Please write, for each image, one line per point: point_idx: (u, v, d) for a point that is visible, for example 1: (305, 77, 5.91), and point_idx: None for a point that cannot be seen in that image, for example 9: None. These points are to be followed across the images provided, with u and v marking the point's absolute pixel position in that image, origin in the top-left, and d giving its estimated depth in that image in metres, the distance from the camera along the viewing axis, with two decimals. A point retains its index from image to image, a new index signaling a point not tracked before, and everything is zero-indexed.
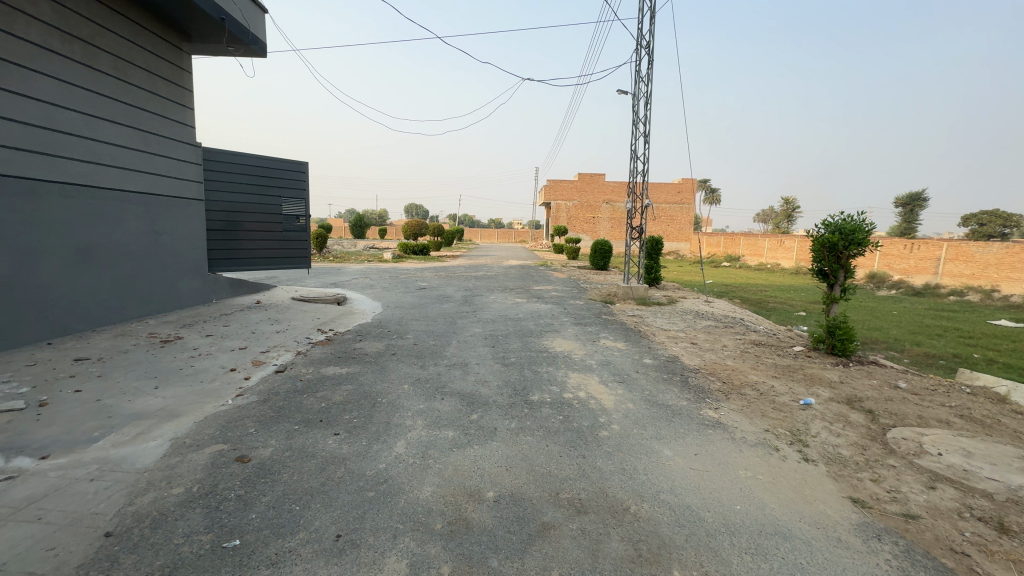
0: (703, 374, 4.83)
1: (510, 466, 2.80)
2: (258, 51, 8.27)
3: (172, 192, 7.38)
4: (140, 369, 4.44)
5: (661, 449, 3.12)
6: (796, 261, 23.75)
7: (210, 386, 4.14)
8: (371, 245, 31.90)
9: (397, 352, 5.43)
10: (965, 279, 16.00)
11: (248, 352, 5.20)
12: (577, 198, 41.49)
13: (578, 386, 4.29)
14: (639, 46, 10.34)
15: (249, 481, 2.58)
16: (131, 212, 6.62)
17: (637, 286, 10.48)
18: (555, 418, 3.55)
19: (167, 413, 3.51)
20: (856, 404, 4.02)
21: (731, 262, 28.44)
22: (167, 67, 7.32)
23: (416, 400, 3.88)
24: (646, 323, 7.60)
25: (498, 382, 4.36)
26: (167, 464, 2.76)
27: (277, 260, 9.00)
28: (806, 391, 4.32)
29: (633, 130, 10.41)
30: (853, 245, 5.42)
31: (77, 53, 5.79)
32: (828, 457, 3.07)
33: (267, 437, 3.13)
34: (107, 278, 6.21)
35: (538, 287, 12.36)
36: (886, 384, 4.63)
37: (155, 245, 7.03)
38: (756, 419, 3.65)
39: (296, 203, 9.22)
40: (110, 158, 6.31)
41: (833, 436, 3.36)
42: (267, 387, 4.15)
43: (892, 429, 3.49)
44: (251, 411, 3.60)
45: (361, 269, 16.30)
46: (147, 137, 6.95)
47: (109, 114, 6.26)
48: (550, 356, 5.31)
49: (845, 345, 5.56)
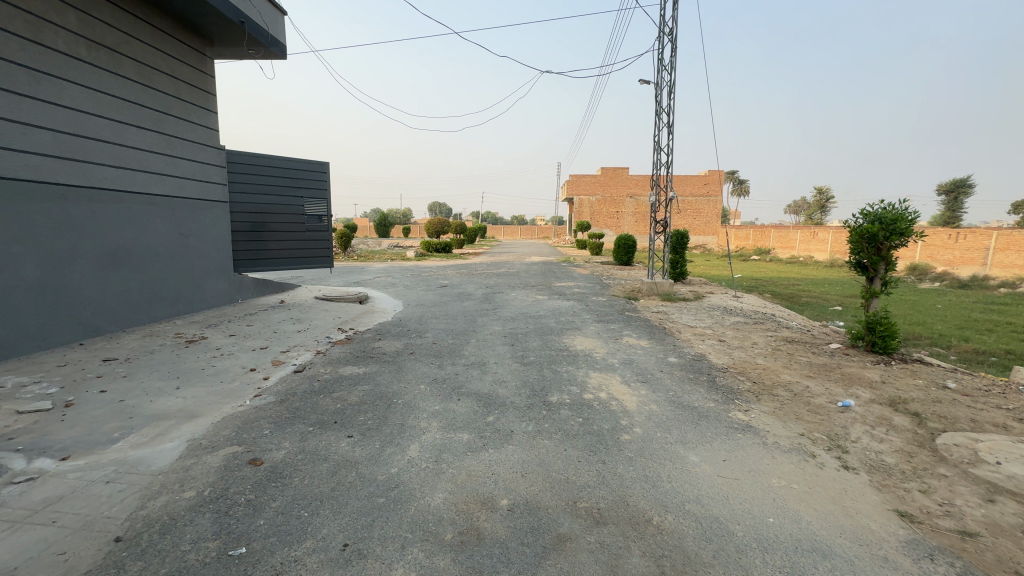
0: (731, 373, 4.60)
1: (526, 472, 2.69)
2: (278, 53, 8.34)
3: (198, 194, 7.53)
4: (164, 369, 4.51)
5: (686, 454, 2.95)
6: (830, 253, 22.80)
7: (230, 386, 4.15)
8: (395, 244, 32.22)
9: (415, 351, 5.37)
10: (1018, 270, 15.05)
11: (269, 352, 5.23)
12: (600, 193, 40.98)
13: (599, 386, 4.14)
14: (661, 33, 10.02)
15: (259, 485, 2.54)
16: (158, 215, 6.77)
17: (662, 282, 10.19)
18: (574, 420, 3.41)
19: (186, 414, 3.53)
20: (900, 406, 3.73)
21: (761, 256, 27.57)
22: (191, 72, 7.46)
23: (432, 400, 3.80)
24: (671, 320, 7.35)
25: (516, 382, 4.25)
26: (181, 466, 2.75)
27: (301, 260, 9.10)
28: (844, 391, 4.05)
29: (657, 120, 10.11)
30: (894, 235, 5.07)
31: (103, 60, 5.92)
32: (870, 464, 2.84)
33: (280, 439, 3.10)
34: (136, 280, 6.37)
35: (560, 284, 12.19)
36: (933, 384, 4.31)
37: (182, 247, 7.18)
38: (790, 422, 3.43)
39: (318, 203, 9.30)
40: (137, 162, 6.45)
41: (875, 442, 3.12)
42: (285, 388, 4.15)
43: (942, 434, 3.22)
44: (267, 412, 3.59)
45: (385, 267, 16.47)
46: (172, 141, 7.08)
47: (135, 120, 6.41)
48: (571, 355, 5.17)
49: (887, 342, 5.22)
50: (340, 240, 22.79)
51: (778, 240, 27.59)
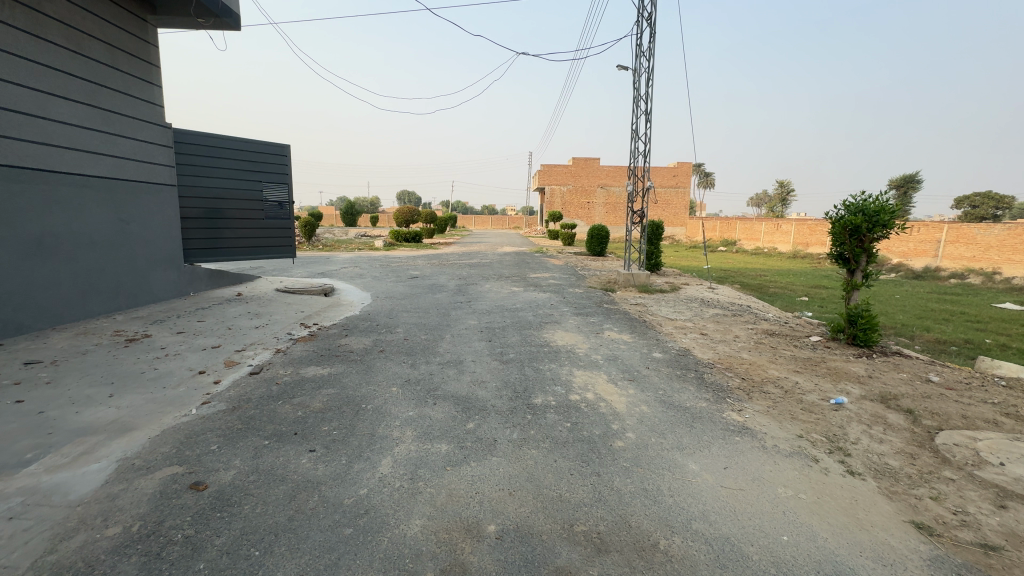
0: (719, 369, 4.44)
1: (514, 490, 2.40)
2: (231, 23, 7.61)
3: (140, 177, 6.82)
4: (97, 372, 3.96)
5: (685, 462, 2.73)
6: (793, 244, 23.40)
7: (174, 392, 3.67)
8: (363, 232, 31.14)
9: (386, 349, 4.99)
10: (967, 262, 15.75)
11: (221, 352, 4.72)
12: (571, 182, 40.94)
13: (585, 386, 3.89)
14: (640, 18, 9.77)
15: (200, 516, 2.15)
16: (93, 200, 6.07)
17: (639, 273, 10.05)
18: (562, 425, 3.14)
19: (120, 427, 3.06)
20: (892, 403, 3.64)
21: (727, 247, 28.15)
22: (130, 39, 6.69)
23: (405, 405, 3.45)
24: (651, 312, 7.19)
25: (496, 382, 3.94)
26: (106, 495, 2.32)
27: (260, 250, 8.47)
28: (834, 388, 3.94)
29: (635, 108, 9.87)
30: (877, 227, 5.01)
31: (22, 21, 5.16)
32: (875, 469, 2.69)
33: (230, 456, 2.70)
34: (69, 271, 5.70)
35: (535, 274, 11.96)
36: (917, 378, 4.27)
37: (122, 234, 6.48)
38: (786, 423, 3.26)
39: (279, 189, 8.67)
40: (67, 139, 5.73)
41: (876, 443, 2.99)
42: (238, 393, 3.69)
43: (940, 433, 3.12)
44: (216, 423, 3.16)
45: (351, 258, 15.76)
46: (109, 116, 6.34)
47: (63, 91, 5.66)
48: (552, 351, 4.90)
49: (868, 335, 5.19)
50: (303, 229, 21.67)
51: (744, 231, 28.18)
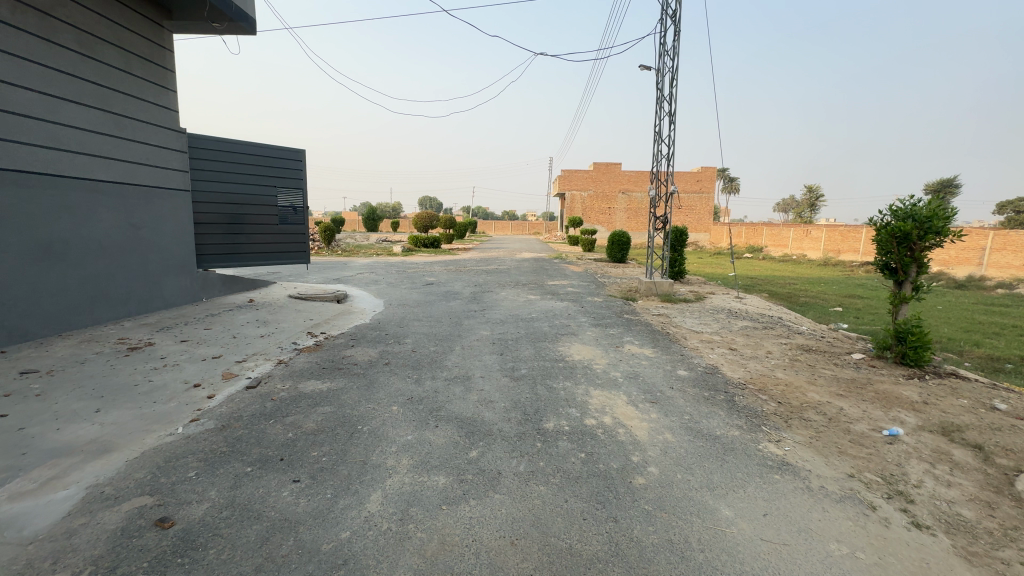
0: (751, 391, 4.02)
1: (516, 538, 2.08)
2: (247, 28, 7.53)
3: (153, 181, 6.76)
4: (89, 385, 3.79)
5: (717, 507, 2.36)
6: (824, 251, 22.43)
7: (164, 408, 3.46)
8: (384, 238, 31.25)
9: (392, 362, 4.72)
10: (1015, 271, 14.80)
11: (221, 363, 4.53)
12: (592, 188, 40.49)
13: (602, 409, 3.54)
14: (664, 15, 9.40)
15: (157, 563, 1.89)
16: (104, 205, 6.01)
17: (662, 281, 9.64)
18: (575, 457, 2.80)
19: (99, 448, 2.85)
20: (956, 436, 3.18)
21: (754, 254, 27.22)
22: (144, 44, 6.64)
23: (404, 428, 3.16)
24: (674, 324, 6.76)
25: (505, 403, 3.62)
26: (64, 531, 2.09)
27: (273, 256, 8.35)
28: (885, 416, 3.49)
29: (658, 109, 9.50)
30: (929, 235, 4.53)
31: (33, 25, 5.10)
32: (946, 522, 2.27)
33: (207, 486, 2.45)
34: (77, 277, 5.63)
35: (553, 282, 11.59)
36: (980, 405, 3.77)
37: (133, 240, 6.41)
38: (834, 459, 2.85)
39: (293, 194, 8.54)
40: (77, 144, 5.65)
41: (943, 487, 2.56)
42: (230, 410, 3.47)
43: (1019, 476, 2.66)
44: (200, 444, 2.92)
45: (368, 263, 15.66)
46: (121, 120, 6.27)
47: (74, 95, 5.59)
48: (567, 367, 4.56)
49: (919, 354, 4.69)
50: (323, 234, 21.80)
51: (771, 236, 27.24)
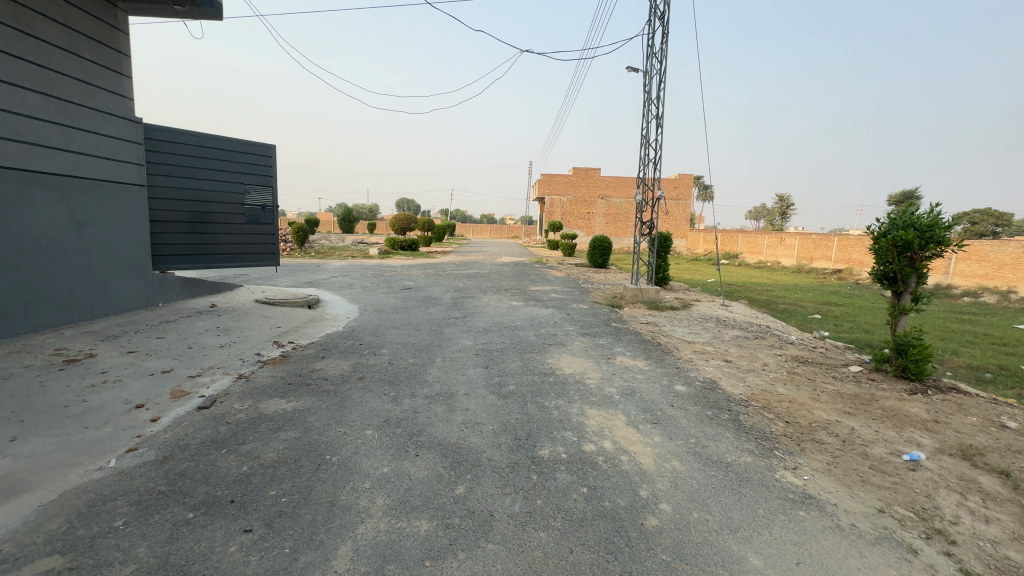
0: (756, 409, 3.75)
1: None
2: (213, 13, 7.00)
3: (102, 175, 6.14)
4: (8, 406, 3.25)
5: (744, 556, 2.04)
6: (798, 258, 22.83)
7: (97, 435, 2.97)
8: (361, 240, 30.41)
9: (366, 377, 4.29)
10: (979, 280, 15.15)
11: (171, 379, 4.02)
12: (571, 193, 40.49)
13: (601, 432, 3.20)
14: (651, 17, 9.20)
15: None
16: (43, 199, 5.38)
17: (648, 288, 9.38)
18: (577, 493, 2.46)
19: (7, 488, 2.36)
20: (978, 460, 2.97)
21: (730, 259, 27.56)
22: (94, 24, 6.03)
23: (380, 459, 2.76)
24: (664, 333, 6.51)
25: (493, 425, 3.26)
26: None
27: (237, 258, 7.76)
28: (901, 438, 3.26)
29: (645, 112, 9.29)
30: (931, 244, 4.38)
31: None
32: (997, 568, 2.02)
33: (134, 541, 2.00)
34: (8, 279, 5.00)
35: (535, 287, 11.24)
36: (991, 423, 3.60)
37: (76, 238, 5.79)
38: (859, 490, 2.60)
39: (262, 191, 7.98)
40: (11, 130, 5.03)
41: (981, 523, 2.32)
42: (177, 437, 2.99)
43: None
44: (136, 482, 2.46)
45: (343, 266, 15.04)
46: (66, 107, 5.65)
47: (9, 76, 4.97)
48: (558, 382, 4.22)
49: (920, 367, 4.54)
50: (295, 235, 20.95)
51: (747, 243, 27.65)
